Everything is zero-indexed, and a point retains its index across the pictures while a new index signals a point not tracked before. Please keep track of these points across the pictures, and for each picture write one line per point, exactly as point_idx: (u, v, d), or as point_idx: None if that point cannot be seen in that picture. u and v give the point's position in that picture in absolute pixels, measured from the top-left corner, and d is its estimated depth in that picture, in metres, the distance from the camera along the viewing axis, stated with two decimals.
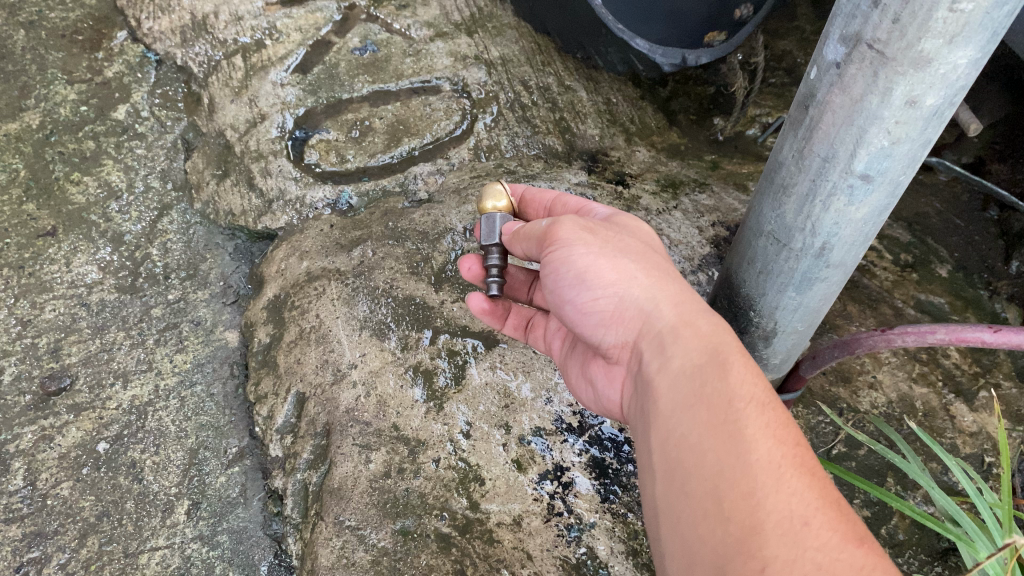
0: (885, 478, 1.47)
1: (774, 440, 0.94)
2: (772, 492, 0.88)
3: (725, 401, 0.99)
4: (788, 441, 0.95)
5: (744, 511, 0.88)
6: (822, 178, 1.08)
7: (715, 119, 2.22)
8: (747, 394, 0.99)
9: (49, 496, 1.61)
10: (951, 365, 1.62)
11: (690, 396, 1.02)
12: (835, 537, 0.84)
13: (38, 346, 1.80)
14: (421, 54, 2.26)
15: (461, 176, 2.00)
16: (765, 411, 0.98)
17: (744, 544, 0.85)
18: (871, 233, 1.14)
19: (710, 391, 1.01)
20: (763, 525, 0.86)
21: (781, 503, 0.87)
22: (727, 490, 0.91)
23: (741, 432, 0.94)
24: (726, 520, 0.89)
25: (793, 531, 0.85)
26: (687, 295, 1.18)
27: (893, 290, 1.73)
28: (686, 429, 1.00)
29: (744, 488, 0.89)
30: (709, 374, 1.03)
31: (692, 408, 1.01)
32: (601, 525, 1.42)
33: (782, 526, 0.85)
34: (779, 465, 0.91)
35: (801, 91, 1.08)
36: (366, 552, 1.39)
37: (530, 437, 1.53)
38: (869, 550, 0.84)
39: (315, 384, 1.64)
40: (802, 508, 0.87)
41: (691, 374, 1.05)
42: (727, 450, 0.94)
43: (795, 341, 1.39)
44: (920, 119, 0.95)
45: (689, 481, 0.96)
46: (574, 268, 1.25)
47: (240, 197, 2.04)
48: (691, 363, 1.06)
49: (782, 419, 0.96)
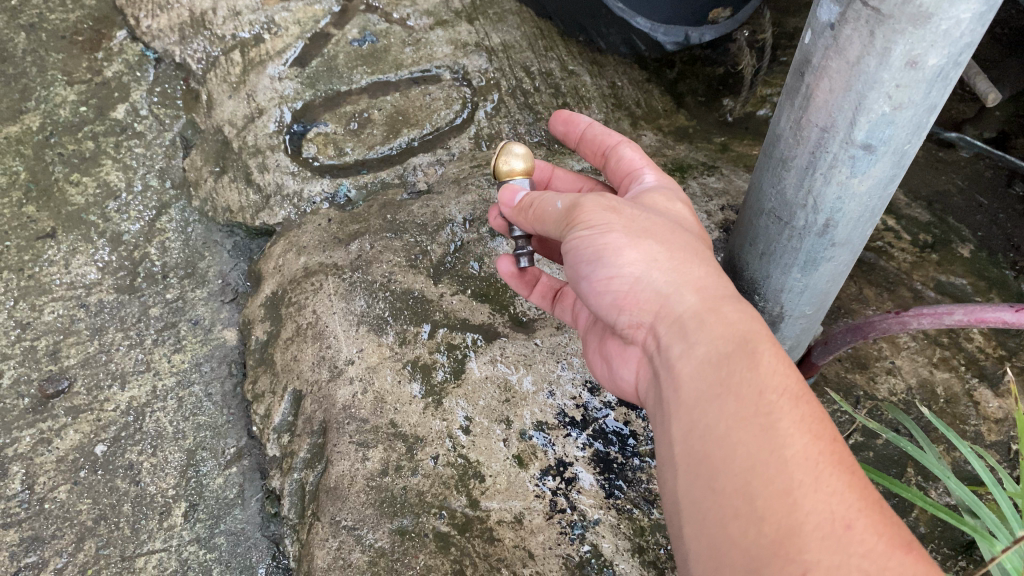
0: (905, 469, 1.40)
1: (809, 435, 0.84)
2: (811, 490, 0.80)
3: (754, 393, 0.89)
4: (824, 435, 0.85)
5: (783, 513, 0.79)
6: (822, 149, 1.01)
7: (724, 100, 2.14)
8: (777, 385, 0.89)
9: (46, 500, 1.59)
10: (974, 350, 1.54)
11: (714, 387, 0.92)
12: (881, 544, 0.76)
13: (37, 348, 1.78)
14: (421, 43, 2.22)
15: (461, 166, 1.95)
16: (800, 403, 0.88)
17: (779, 549, 0.78)
18: (878, 208, 1.07)
19: (742, 380, 0.90)
20: (800, 528, 0.78)
21: (820, 503, 0.79)
22: (762, 487, 0.82)
23: (773, 425, 0.85)
24: (761, 523, 0.80)
25: (835, 536, 0.77)
26: (709, 278, 1.06)
27: (912, 272, 1.65)
28: (712, 422, 0.90)
29: (780, 487, 0.81)
30: (734, 364, 0.92)
31: (718, 398, 0.91)
32: (606, 522, 1.36)
33: (822, 530, 0.77)
34: (816, 462, 0.82)
35: (797, 57, 1.01)
36: (363, 553, 1.35)
37: (531, 432, 1.47)
38: (917, 559, 0.76)
39: (311, 382, 1.59)
40: (843, 509, 0.78)
41: (715, 364, 0.94)
42: (759, 445, 0.84)
43: (804, 326, 1.32)
44: (923, 82, 0.88)
45: (716, 477, 0.87)
46: (596, 244, 1.11)
47: (237, 193, 2.00)
48: (716, 351, 0.95)
49: (816, 413, 0.86)
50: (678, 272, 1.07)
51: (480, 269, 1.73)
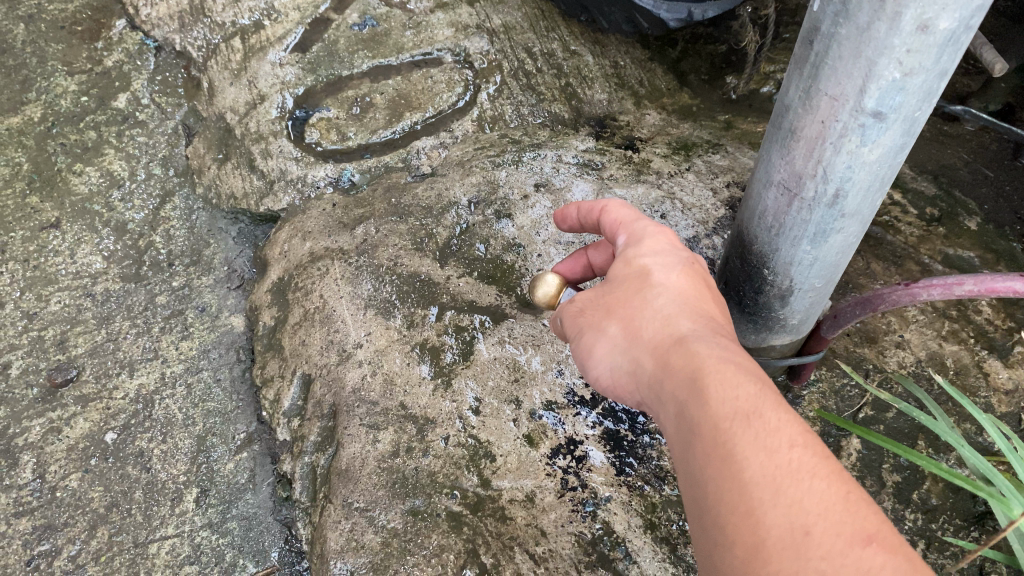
0: (916, 441, 1.40)
1: (764, 449, 0.77)
2: (770, 505, 0.74)
3: (705, 433, 0.82)
4: (782, 443, 0.77)
5: (746, 539, 0.74)
6: (831, 118, 1.00)
7: (727, 77, 2.13)
8: (725, 412, 0.82)
9: (58, 489, 1.59)
10: (983, 322, 1.54)
11: (679, 444, 0.87)
12: (841, 542, 0.69)
13: (45, 338, 1.78)
14: (421, 26, 2.21)
15: (465, 149, 1.95)
16: (753, 417, 0.80)
17: (750, 571, 0.72)
18: (888, 177, 1.07)
19: (692, 425, 0.84)
20: (763, 544, 0.72)
21: (781, 516, 0.73)
22: (726, 518, 0.76)
23: (726, 453, 0.79)
24: (729, 553, 0.75)
25: (795, 545, 0.70)
26: (671, 320, 0.99)
27: (919, 246, 1.65)
28: (684, 482, 0.85)
29: (741, 511, 0.75)
30: (687, 409, 0.86)
31: (681, 455, 0.86)
32: (617, 499, 1.37)
33: (784, 544, 0.71)
34: (772, 474, 0.75)
35: (806, 25, 1.00)
36: (376, 534, 1.35)
37: (541, 412, 1.47)
38: (879, 549, 0.68)
39: (320, 366, 1.59)
40: (804, 514, 0.72)
41: (675, 419, 0.89)
42: (716, 483, 0.79)
43: (813, 300, 1.31)
44: (935, 47, 0.87)
45: (696, 535, 0.81)
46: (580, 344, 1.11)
47: (241, 179, 2.01)
48: (674, 404, 0.90)
49: (768, 426, 0.79)
50: (639, 329, 1.01)
51: (485, 251, 1.73)
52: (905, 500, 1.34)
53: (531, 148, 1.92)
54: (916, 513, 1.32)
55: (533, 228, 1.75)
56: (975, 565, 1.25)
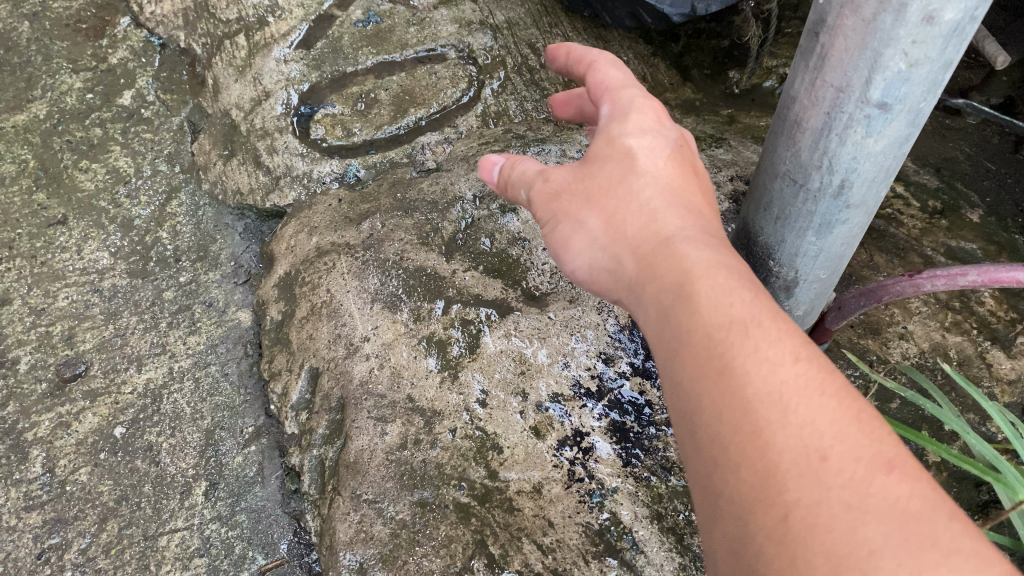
0: (920, 431, 1.41)
1: (769, 364, 0.77)
2: (780, 425, 0.73)
3: (702, 340, 0.83)
4: (785, 359, 0.77)
5: (754, 458, 0.74)
6: (837, 110, 1.01)
7: (730, 72, 2.14)
8: (723, 322, 0.82)
9: (67, 482, 1.60)
10: (986, 313, 1.55)
11: (670, 346, 0.88)
12: (861, 468, 0.69)
13: (53, 334, 1.80)
14: (425, 23, 2.22)
15: (469, 144, 1.96)
16: (752, 328, 0.81)
17: (761, 492, 0.72)
18: (893, 168, 1.08)
19: (688, 330, 0.85)
20: (776, 467, 0.72)
21: (792, 436, 0.72)
22: (729, 436, 0.76)
23: (727, 368, 0.79)
24: (738, 474, 0.75)
25: (811, 469, 0.70)
26: (658, 219, 1.00)
27: (922, 238, 1.66)
28: (676, 384, 0.86)
29: (748, 430, 0.75)
30: (679, 313, 0.87)
31: (675, 358, 0.86)
32: (624, 490, 1.38)
33: (797, 467, 0.71)
34: (781, 392, 0.75)
35: (812, 18, 1.01)
36: (385, 525, 1.36)
37: (548, 404, 1.48)
38: (901, 476, 0.68)
39: (327, 359, 1.60)
40: (818, 436, 0.72)
41: (664, 321, 0.90)
42: (717, 394, 0.79)
43: (819, 290, 1.31)
44: (940, 38, 0.88)
45: (693, 443, 0.82)
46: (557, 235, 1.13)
47: (247, 176, 2.01)
48: (663, 307, 0.91)
49: (771, 338, 0.79)
50: (624, 224, 1.03)
51: (491, 245, 1.74)
52: None
53: (535, 142, 1.93)
54: None
55: (538, 222, 1.76)
56: None
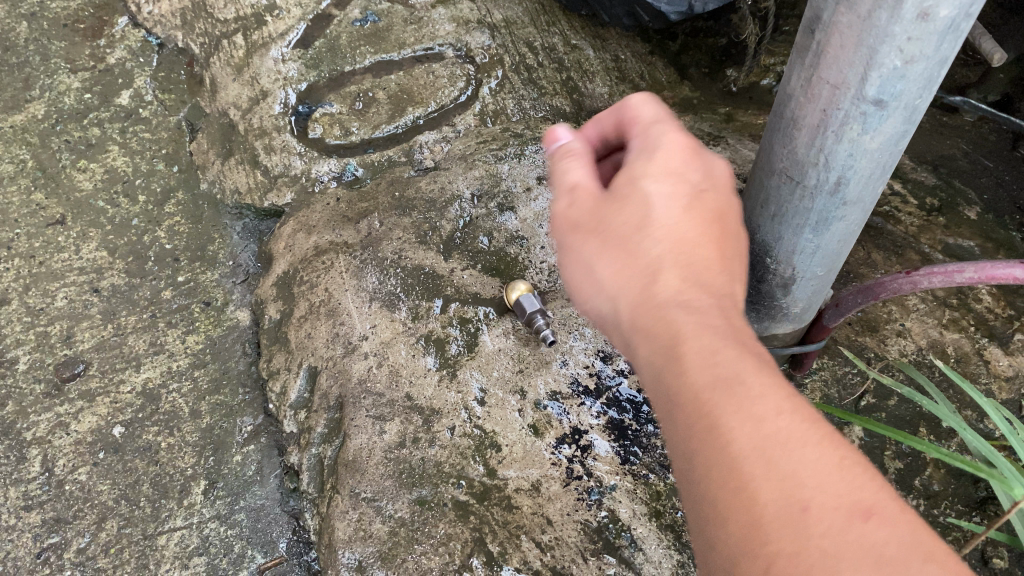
0: (918, 428, 1.42)
1: (752, 419, 0.76)
2: (764, 479, 0.73)
3: (691, 396, 0.81)
4: (770, 409, 0.77)
5: (739, 518, 0.73)
6: (833, 107, 1.01)
7: (728, 70, 2.14)
8: (709, 378, 0.81)
9: (66, 482, 1.60)
10: (984, 310, 1.55)
11: (662, 400, 0.86)
12: (840, 517, 0.68)
13: (51, 334, 1.80)
14: (423, 22, 2.23)
15: (467, 143, 1.96)
16: (735, 386, 0.79)
17: (747, 547, 0.72)
18: (889, 165, 1.08)
19: (676, 386, 0.84)
20: (761, 522, 0.72)
21: (775, 492, 0.72)
22: (716, 490, 0.76)
23: (712, 426, 0.78)
24: (724, 525, 0.75)
25: (795, 521, 0.70)
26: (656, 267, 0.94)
27: (919, 236, 1.66)
28: (671, 440, 0.84)
29: (733, 485, 0.75)
30: (669, 371, 0.85)
31: (667, 412, 0.85)
32: (622, 488, 1.38)
33: (781, 524, 0.70)
34: (766, 446, 0.74)
35: (807, 15, 1.01)
36: (383, 523, 1.36)
37: (546, 402, 1.49)
38: (879, 523, 0.67)
39: (326, 358, 1.60)
40: (803, 487, 0.71)
41: (655, 376, 0.88)
42: (705, 450, 0.78)
43: (816, 287, 1.30)
44: (935, 34, 0.88)
45: (682, 495, 0.82)
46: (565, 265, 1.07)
47: (244, 175, 2.01)
48: (656, 358, 0.88)
49: (755, 393, 0.78)
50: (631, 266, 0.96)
51: (489, 243, 1.74)
52: (906, 486, 1.36)
53: (533, 141, 1.93)
54: (917, 498, 1.33)
55: (536, 221, 1.76)
56: (977, 550, 1.26)
